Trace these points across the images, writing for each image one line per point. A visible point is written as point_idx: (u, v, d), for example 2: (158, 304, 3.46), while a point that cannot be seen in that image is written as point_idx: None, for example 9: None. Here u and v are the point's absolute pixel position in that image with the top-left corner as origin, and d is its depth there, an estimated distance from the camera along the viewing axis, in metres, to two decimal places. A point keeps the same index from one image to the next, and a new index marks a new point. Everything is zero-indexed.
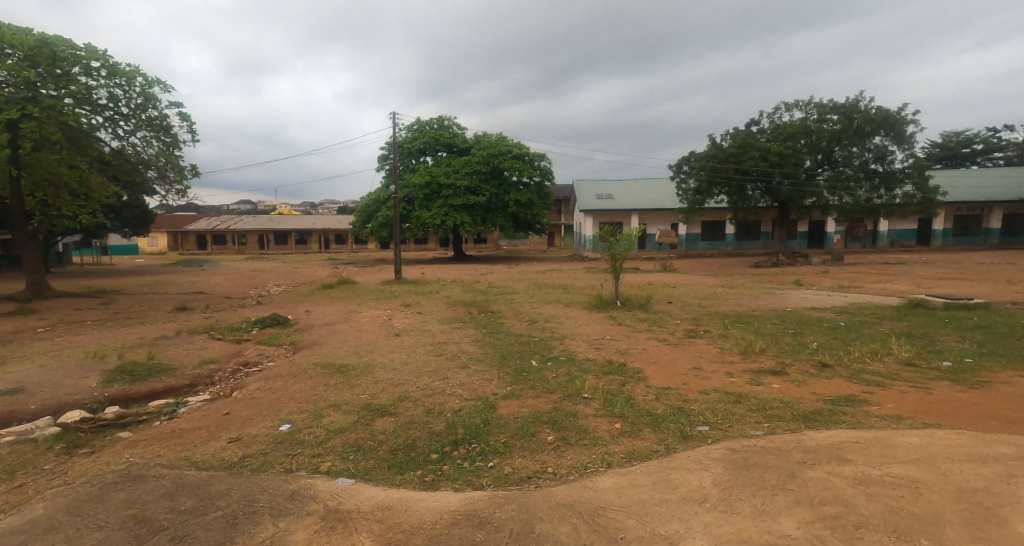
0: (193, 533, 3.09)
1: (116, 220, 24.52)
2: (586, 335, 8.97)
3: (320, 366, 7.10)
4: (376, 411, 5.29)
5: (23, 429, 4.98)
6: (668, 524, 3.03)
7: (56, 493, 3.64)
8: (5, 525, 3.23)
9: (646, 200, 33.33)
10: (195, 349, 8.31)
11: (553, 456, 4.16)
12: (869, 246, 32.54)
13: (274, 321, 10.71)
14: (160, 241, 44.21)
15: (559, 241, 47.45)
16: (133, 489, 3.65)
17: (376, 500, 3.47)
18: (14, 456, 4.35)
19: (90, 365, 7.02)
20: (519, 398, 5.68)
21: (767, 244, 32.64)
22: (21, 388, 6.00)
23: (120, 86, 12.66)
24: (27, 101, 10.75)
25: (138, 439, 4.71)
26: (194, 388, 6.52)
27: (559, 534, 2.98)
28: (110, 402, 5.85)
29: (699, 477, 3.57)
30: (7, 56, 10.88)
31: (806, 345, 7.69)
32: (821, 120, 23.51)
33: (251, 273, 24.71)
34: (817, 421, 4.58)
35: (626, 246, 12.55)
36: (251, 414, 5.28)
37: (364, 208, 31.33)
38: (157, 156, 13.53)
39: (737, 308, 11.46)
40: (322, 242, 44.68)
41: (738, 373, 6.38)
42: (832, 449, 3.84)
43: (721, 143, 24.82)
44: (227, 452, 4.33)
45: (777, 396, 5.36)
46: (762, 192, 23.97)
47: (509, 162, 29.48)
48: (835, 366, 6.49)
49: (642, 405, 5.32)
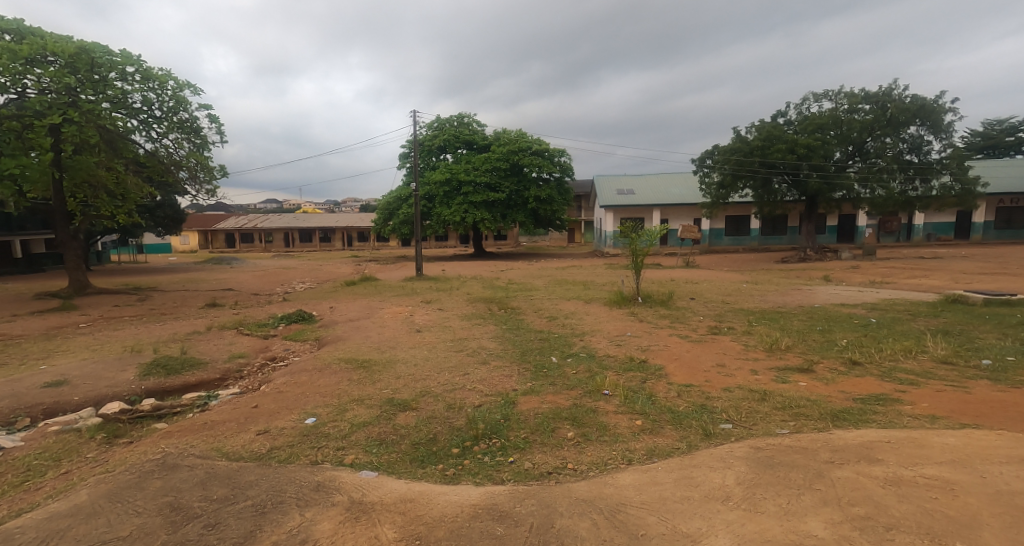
0: (225, 521, 3.19)
1: (151, 220, 25.41)
2: (606, 332, 8.90)
3: (344, 361, 7.24)
4: (398, 405, 5.37)
5: (67, 419, 5.21)
6: (690, 521, 3.00)
7: (96, 481, 3.79)
8: (52, 510, 3.38)
9: (668, 196, 32.88)
10: (225, 344, 8.56)
11: (572, 452, 4.16)
12: (903, 240, 31.57)
13: (299, 317, 10.95)
14: (191, 240, 45.57)
15: (579, 237, 47.28)
16: (168, 478, 3.78)
17: (398, 493, 3.52)
18: (59, 445, 4.56)
19: (128, 359, 7.29)
20: (539, 394, 5.68)
21: (794, 239, 31.89)
22: (65, 381, 6.26)
23: (154, 90, 13.07)
24: (68, 106, 11.17)
25: (174, 430, 4.88)
26: (224, 382, 6.73)
27: (580, 529, 2.98)
28: (147, 394, 6.07)
29: (722, 475, 3.52)
30: (49, 64, 11.27)
31: (836, 343, 7.50)
32: (852, 111, 22.80)
33: (277, 270, 25.29)
34: (846, 420, 4.47)
35: (648, 242, 12.40)
36: (278, 408, 5.40)
37: (385, 206, 31.66)
38: (188, 157, 13.93)
39: (762, 305, 11.22)
40: (345, 240, 45.38)
41: (762, 371, 6.26)
42: (861, 448, 3.75)
43: (746, 136, 24.27)
44: (256, 444, 4.45)
45: (803, 394, 5.26)
46: (789, 185, 23.24)
47: (529, 158, 29.40)
48: (866, 364, 6.32)
49: (663, 402, 5.26)
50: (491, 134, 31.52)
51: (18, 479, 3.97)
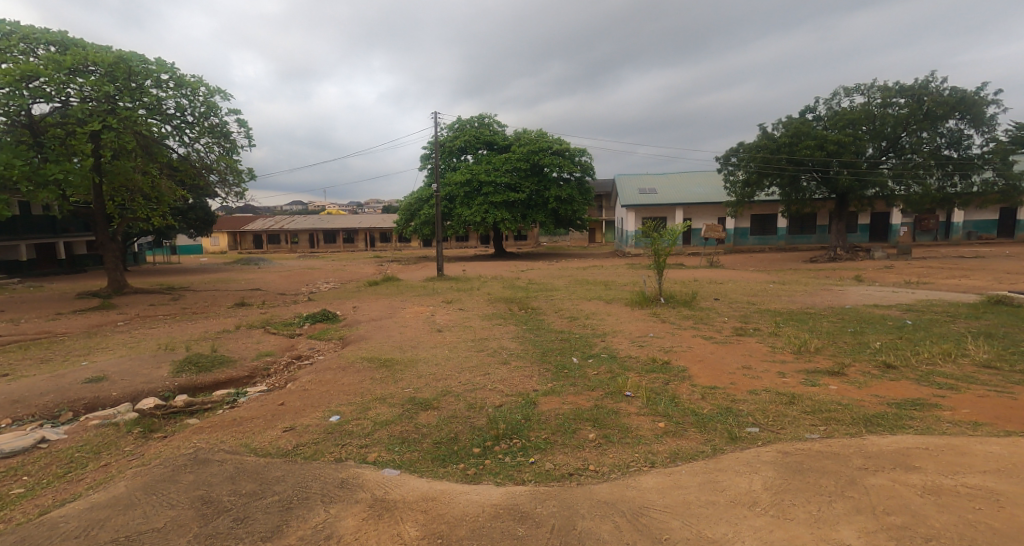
0: (253, 516, 3.24)
1: (183, 221, 26.17)
2: (628, 332, 8.79)
3: (367, 360, 7.33)
4: (419, 404, 5.39)
5: (106, 413, 5.39)
6: (715, 527, 2.93)
7: (134, 473, 3.91)
8: (92, 500, 3.49)
9: (691, 195, 32.37)
10: (253, 342, 8.75)
11: (594, 454, 4.11)
12: (940, 238, 30.47)
13: (324, 315, 11.13)
14: (221, 240, 46.83)
15: (600, 237, 46.97)
16: (200, 471, 3.87)
17: (420, 491, 3.53)
18: (99, 438, 4.72)
19: (161, 356, 7.51)
20: (561, 395, 5.64)
21: (823, 238, 31.07)
22: (103, 377, 6.48)
23: (187, 96, 13.44)
24: (107, 114, 11.57)
25: (205, 425, 5.00)
26: (253, 380, 6.88)
27: (602, 532, 2.94)
28: (179, 391, 6.24)
29: (749, 480, 3.43)
30: (90, 73, 11.69)
31: (869, 345, 7.26)
32: (885, 105, 22.09)
33: (303, 271, 25.73)
34: (881, 426, 4.30)
35: (670, 242, 12.20)
36: (303, 405, 5.48)
37: (407, 207, 31.99)
38: (218, 161, 14.29)
39: (789, 305, 10.94)
40: (368, 241, 45.94)
41: (790, 373, 6.10)
42: (897, 455, 3.61)
43: (773, 133, 23.70)
44: (283, 440, 4.52)
45: (834, 398, 5.09)
46: (818, 183, 22.61)
47: (550, 158, 29.30)
48: (901, 368, 6.09)
49: (687, 404, 5.16)
50: (511, 134, 31.53)
51: (61, 470, 4.13)
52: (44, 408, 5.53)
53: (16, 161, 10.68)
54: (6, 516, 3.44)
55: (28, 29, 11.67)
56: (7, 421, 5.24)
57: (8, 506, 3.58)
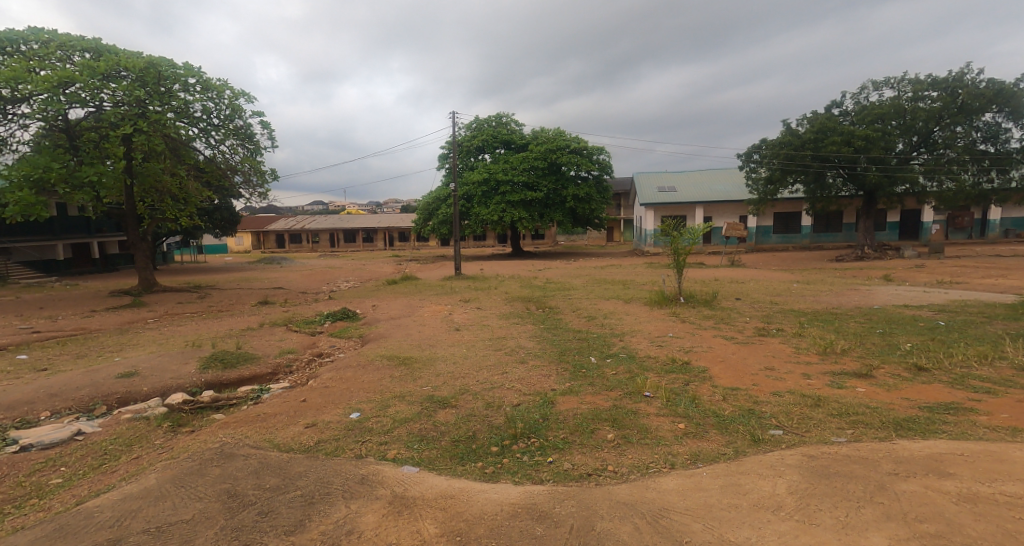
0: (277, 509, 3.30)
1: (209, 221, 26.80)
2: (647, 332, 8.68)
3: (386, 358, 7.39)
4: (438, 403, 5.41)
5: (137, 408, 5.55)
6: (738, 530, 2.88)
7: (163, 466, 4.01)
8: (125, 491, 3.59)
9: (711, 192, 31.87)
10: (276, 339, 8.91)
11: (613, 454, 4.07)
12: (975, 237, 29.41)
13: (344, 314, 11.25)
14: (245, 240, 47.89)
15: (618, 236, 46.63)
16: (226, 465, 3.95)
17: (439, 489, 3.55)
18: (131, 431, 4.86)
19: (189, 353, 7.70)
20: (579, 395, 5.60)
21: (850, 236, 30.28)
22: (135, 372, 6.66)
23: (213, 99, 13.73)
24: (138, 118, 11.87)
25: (230, 420, 5.11)
26: (276, 376, 7.00)
27: (621, 533, 2.91)
28: (206, 386, 6.39)
29: (773, 483, 3.35)
30: (122, 78, 12.01)
31: (899, 346, 7.05)
32: (916, 99, 21.43)
33: (324, 270, 26.09)
34: (912, 430, 4.17)
35: (690, 240, 12.03)
36: (325, 402, 5.55)
37: (425, 207, 32.22)
38: (243, 163, 14.58)
39: (813, 306, 10.70)
40: (387, 241, 46.36)
41: (816, 375, 5.96)
42: (930, 461, 3.49)
43: (798, 128, 23.16)
44: (304, 436, 4.58)
45: (862, 401, 4.94)
46: (845, 180, 21.99)
47: (567, 157, 29.13)
48: (932, 370, 5.89)
49: (707, 405, 5.09)
50: (529, 133, 31.46)
51: (96, 461, 4.27)
52: (80, 402, 5.72)
53: (53, 164, 11.06)
54: (45, 505, 3.57)
55: (65, 37, 12.05)
56: (45, 413, 5.43)
57: (46, 496, 3.70)
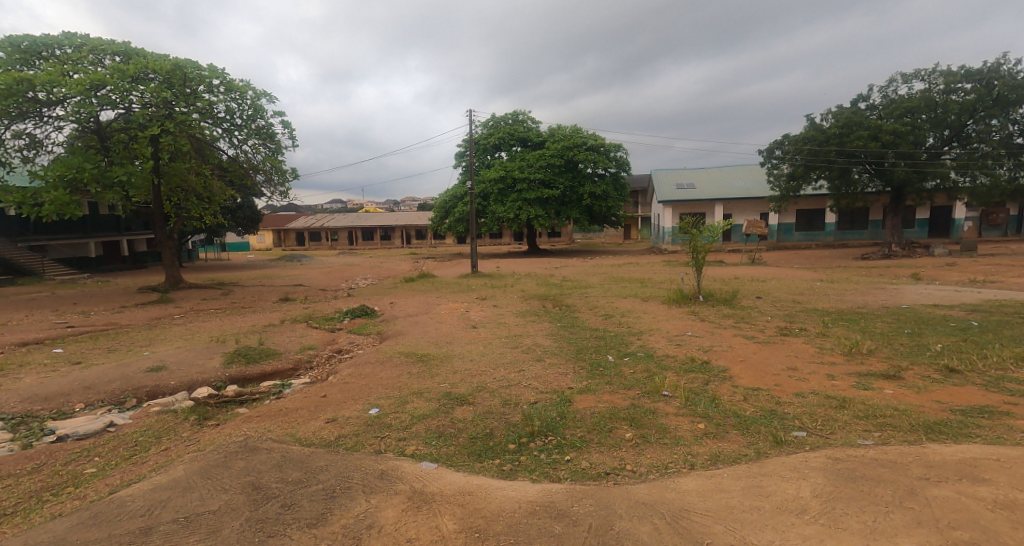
0: (300, 503, 3.35)
1: (232, 220, 27.37)
2: (665, 331, 8.60)
3: (403, 354, 7.47)
4: (455, 399, 5.44)
5: (165, 401, 5.70)
6: (761, 533, 2.83)
7: (190, 458, 4.10)
8: (155, 482, 3.68)
9: (731, 189, 31.36)
10: (297, 336, 9.07)
11: (631, 454, 4.04)
12: (1010, 234, 28.47)
13: (362, 312, 11.39)
14: (266, 238, 48.84)
15: (635, 234, 46.24)
16: (249, 459, 4.03)
17: (458, 485, 3.56)
18: (159, 424, 4.99)
19: (214, 348, 7.89)
20: (596, 394, 5.56)
21: (877, 234, 29.48)
22: (163, 366, 6.84)
23: (236, 100, 13.99)
24: (165, 119, 12.14)
25: (254, 415, 5.21)
26: (296, 372, 7.12)
27: (641, 533, 2.89)
28: (230, 381, 6.53)
29: (796, 486, 3.29)
30: (150, 80, 12.30)
31: (928, 347, 6.85)
32: (948, 91, 20.70)
33: (343, 267, 26.46)
34: (944, 434, 4.05)
35: (710, 238, 11.83)
36: (345, 398, 5.62)
37: (442, 205, 32.37)
38: (264, 162, 14.82)
39: (838, 305, 10.42)
40: (404, 238, 46.67)
41: (841, 375, 5.82)
42: (963, 466, 3.38)
43: (822, 123, 22.61)
44: (325, 431, 4.65)
45: (890, 403, 4.82)
46: (871, 175, 21.43)
47: (584, 154, 28.92)
48: (965, 372, 5.71)
49: (728, 405, 5.02)
50: (546, 130, 31.34)
51: (127, 452, 4.40)
52: (112, 395, 5.89)
53: (86, 165, 11.40)
54: (81, 493, 3.69)
55: (97, 41, 12.42)
56: (80, 404, 5.61)
57: (82, 484, 3.83)
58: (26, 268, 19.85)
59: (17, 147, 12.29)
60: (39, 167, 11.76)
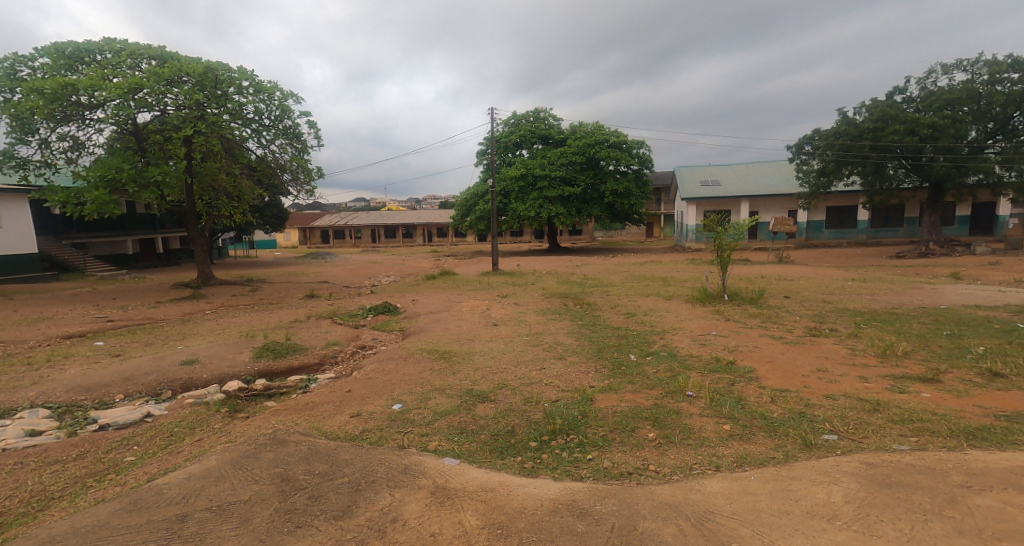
0: (325, 495, 3.41)
1: (260, 219, 28.02)
2: (689, 330, 8.49)
3: (426, 351, 7.52)
4: (477, 396, 5.46)
5: (198, 393, 5.88)
6: (790, 538, 2.76)
7: (223, 448, 4.22)
8: (190, 471, 3.80)
9: (759, 186, 30.64)
10: (322, 332, 9.22)
11: (654, 454, 3.99)
12: None
13: (385, 308, 11.54)
14: (293, 236, 49.91)
15: (658, 232, 45.66)
16: (278, 451, 4.12)
17: (480, 481, 3.58)
18: (193, 415, 5.15)
19: (243, 342, 8.09)
20: (618, 392, 5.52)
21: (912, 232, 28.47)
22: (195, 360, 7.04)
23: (264, 101, 14.29)
24: (197, 120, 12.48)
25: (281, 408, 5.32)
26: (322, 367, 7.25)
27: (665, 535, 2.86)
28: (259, 375, 6.70)
29: (828, 491, 3.20)
30: (183, 83, 12.66)
31: (969, 350, 6.57)
32: (993, 81, 19.77)
33: (366, 264, 26.87)
34: (987, 440, 3.89)
35: (735, 237, 11.53)
36: (368, 393, 5.70)
37: (463, 203, 32.53)
38: (291, 161, 15.11)
39: (872, 305, 10.10)
40: (425, 236, 47.15)
41: (875, 378, 5.62)
42: (1008, 474, 3.24)
43: (855, 117, 21.88)
44: (350, 425, 4.73)
45: (928, 407, 4.63)
46: (908, 171, 20.66)
47: (607, 151, 28.62)
48: (1010, 376, 5.46)
49: (754, 406, 4.92)
50: (567, 127, 31.12)
51: (164, 442, 4.54)
52: (148, 386, 6.10)
53: (124, 165, 11.81)
54: (122, 480, 3.83)
55: (135, 46, 12.82)
56: (120, 396, 5.82)
57: (122, 472, 3.98)
58: (67, 264, 20.68)
59: (61, 149, 12.80)
60: (82, 168, 12.24)
